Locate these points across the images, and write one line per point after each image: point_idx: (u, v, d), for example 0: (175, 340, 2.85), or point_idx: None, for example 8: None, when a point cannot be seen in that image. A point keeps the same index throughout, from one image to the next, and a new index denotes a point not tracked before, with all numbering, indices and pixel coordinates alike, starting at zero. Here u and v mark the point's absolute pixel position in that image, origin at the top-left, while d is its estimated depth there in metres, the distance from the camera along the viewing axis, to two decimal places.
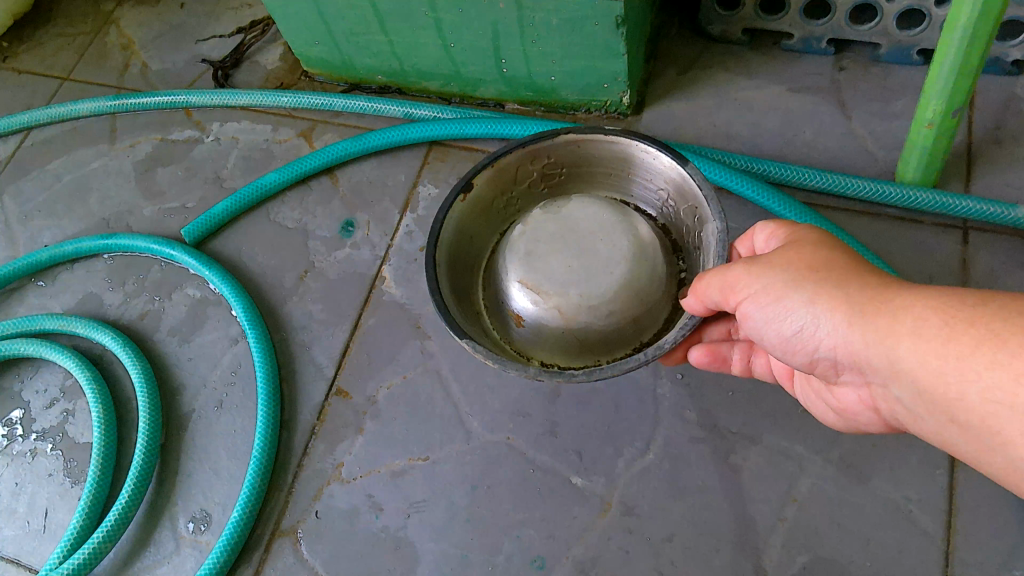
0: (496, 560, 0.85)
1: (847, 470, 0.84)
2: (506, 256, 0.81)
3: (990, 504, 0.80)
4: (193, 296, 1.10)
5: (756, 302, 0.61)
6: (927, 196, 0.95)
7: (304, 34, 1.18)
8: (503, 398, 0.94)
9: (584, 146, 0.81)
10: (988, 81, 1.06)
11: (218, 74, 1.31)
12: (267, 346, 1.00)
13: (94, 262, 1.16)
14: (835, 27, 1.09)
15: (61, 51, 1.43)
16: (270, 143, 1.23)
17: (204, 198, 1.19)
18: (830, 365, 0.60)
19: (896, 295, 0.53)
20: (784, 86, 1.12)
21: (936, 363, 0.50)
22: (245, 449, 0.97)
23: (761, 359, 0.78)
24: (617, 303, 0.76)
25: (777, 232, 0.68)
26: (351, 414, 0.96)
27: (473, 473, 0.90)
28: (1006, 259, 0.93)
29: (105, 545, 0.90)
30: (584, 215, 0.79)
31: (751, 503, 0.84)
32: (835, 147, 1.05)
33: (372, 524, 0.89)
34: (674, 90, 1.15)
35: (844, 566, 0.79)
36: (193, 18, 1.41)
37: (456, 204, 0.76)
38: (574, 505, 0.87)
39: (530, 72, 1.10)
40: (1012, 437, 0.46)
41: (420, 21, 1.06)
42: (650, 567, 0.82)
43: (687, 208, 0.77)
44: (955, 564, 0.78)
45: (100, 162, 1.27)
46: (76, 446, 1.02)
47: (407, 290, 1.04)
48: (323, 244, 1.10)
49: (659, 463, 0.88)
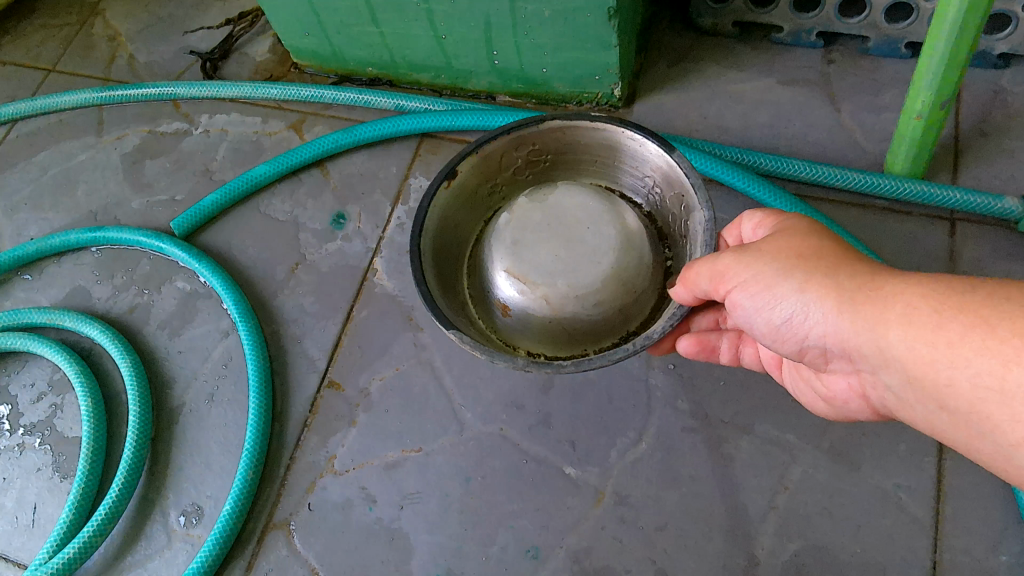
0: (490, 551, 0.85)
1: (838, 458, 0.85)
2: (492, 245, 0.81)
3: (978, 491, 0.81)
4: (183, 289, 1.09)
5: (747, 290, 0.61)
6: (914, 186, 0.96)
7: (294, 25, 1.17)
8: (497, 389, 0.94)
9: (569, 134, 0.81)
10: (975, 74, 1.07)
11: (206, 66, 1.30)
12: (258, 338, 1.00)
13: (82, 255, 1.15)
14: (824, 20, 1.10)
15: (46, 42, 1.41)
16: (259, 135, 1.22)
17: (193, 190, 1.18)
18: (820, 353, 0.61)
19: (885, 283, 0.54)
20: (775, 79, 1.12)
21: (926, 350, 0.50)
22: (237, 442, 0.96)
23: (749, 349, 0.78)
24: (604, 293, 0.77)
25: (764, 221, 0.69)
26: (343, 407, 0.96)
27: (468, 464, 0.90)
28: (994, 250, 0.94)
29: (95, 540, 0.89)
30: (571, 204, 0.79)
31: (744, 491, 0.84)
32: (825, 139, 1.06)
33: (366, 516, 0.89)
34: (665, 82, 1.15)
35: (835, 554, 0.80)
36: (180, 10, 1.40)
37: (441, 192, 0.76)
38: (568, 495, 0.87)
39: (522, 63, 1.10)
40: (1001, 422, 0.47)
41: (411, 12, 1.05)
42: (644, 557, 0.83)
43: (674, 196, 0.77)
44: (944, 550, 0.79)
45: (87, 154, 1.26)
46: (64, 440, 1.01)
47: (399, 282, 1.04)
48: (314, 237, 1.10)
49: (652, 452, 0.88)
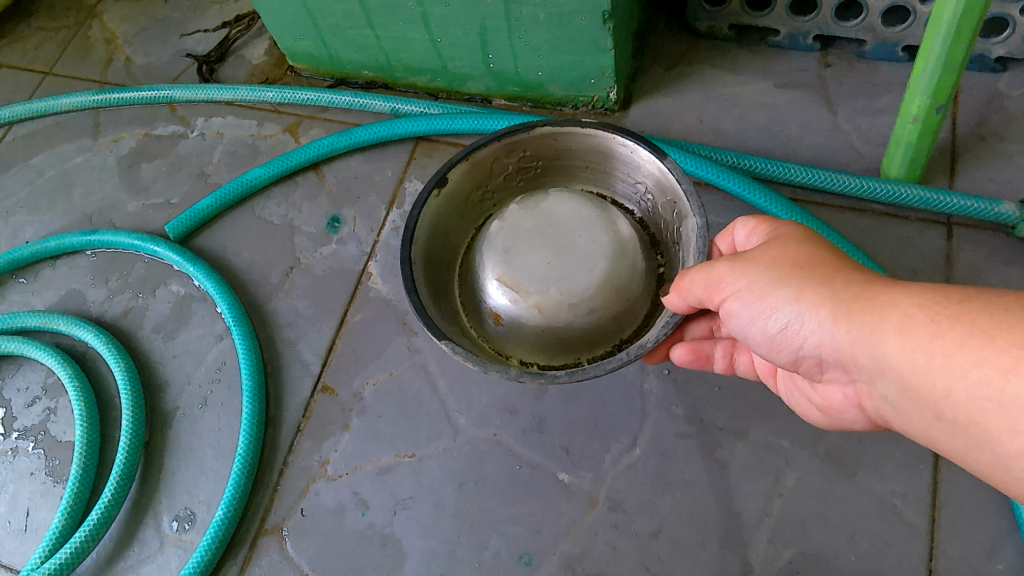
0: (483, 557, 0.85)
1: (833, 463, 0.84)
2: (483, 252, 0.80)
3: (974, 498, 0.81)
4: (177, 292, 1.09)
5: (741, 299, 0.61)
6: (911, 191, 0.96)
7: (290, 28, 1.16)
8: (491, 394, 0.94)
9: (561, 140, 0.81)
10: (972, 77, 1.07)
11: (203, 68, 1.30)
12: (253, 342, 1.00)
13: (77, 258, 1.15)
14: (822, 22, 1.09)
15: (44, 45, 1.41)
16: (255, 138, 1.22)
17: (189, 193, 1.18)
18: (815, 363, 0.60)
19: (881, 293, 0.53)
20: (771, 82, 1.12)
21: (923, 360, 0.50)
22: (231, 446, 0.96)
23: (744, 357, 0.78)
24: (597, 301, 0.76)
25: (758, 228, 0.69)
26: (337, 411, 0.95)
27: (461, 469, 0.90)
28: (990, 254, 0.93)
29: (87, 544, 0.89)
30: (563, 211, 0.79)
31: (738, 497, 0.84)
32: (821, 142, 1.05)
33: (359, 521, 0.89)
34: (662, 85, 1.15)
35: (830, 561, 0.80)
36: (177, 12, 1.40)
37: (432, 199, 0.76)
38: (562, 501, 0.86)
39: (517, 67, 1.10)
40: (998, 432, 0.46)
41: (407, 15, 1.05)
42: (638, 563, 0.82)
43: (666, 202, 0.77)
44: (939, 557, 0.78)
45: (83, 157, 1.26)
46: (58, 444, 1.01)
47: (394, 285, 1.03)
48: (309, 240, 1.10)
49: (646, 457, 0.88)
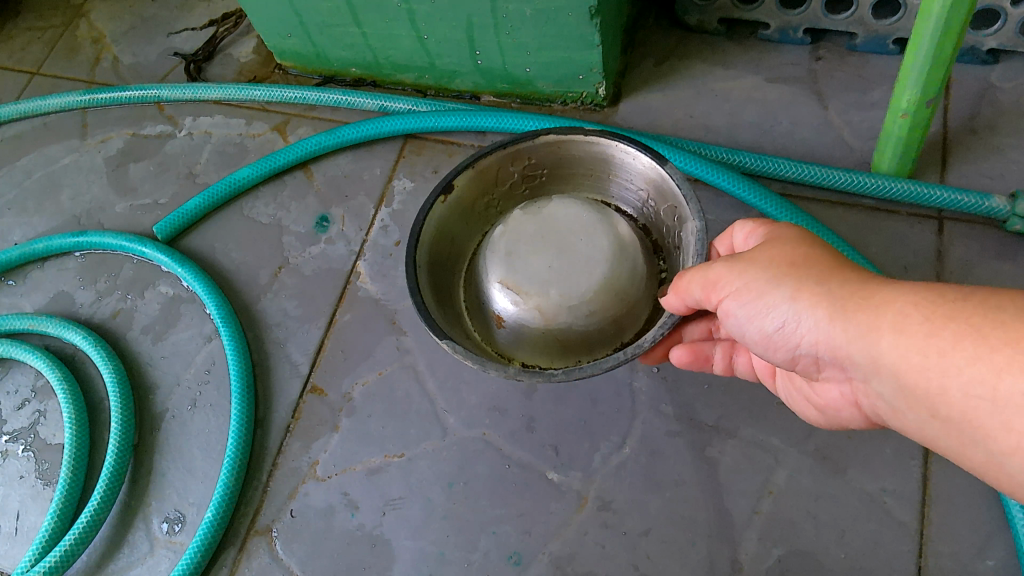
0: (473, 557, 0.85)
1: (823, 462, 0.84)
2: (487, 257, 0.80)
3: (964, 494, 0.80)
4: (166, 293, 1.09)
5: (739, 299, 0.60)
6: (902, 185, 0.95)
7: (277, 27, 1.16)
8: (480, 393, 0.93)
9: (563, 148, 0.80)
10: (964, 70, 1.06)
11: (190, 67, 1.29)
12: (241, 344, 0.99)
13: (65, 260, 1.14)
14: (811, 16, 1.08)
15: (31, 44, 1.40)
16: (243, 137, 1.21)
17: (177, 194, 1.17)
18: (812, 361, 0.60)
19: (876, 292, 0.53)
20: (761, 76, 1.11)
21: (917, 358, 0.49)
22: (220, 448, 0.96)
23: (743, 358, 0.77)
24: (598, 303, 0.76)
25: (755, 230, 0.68)
26: (327, 412, 0.95)
27: (450, 470, 0.89)
28: (981, 249, 0.93)
29: (77, 547, 0.89)
30: (566, 215, 0.78)
31: (728, 496, 0.84)
32: (812, 138, 1.04)
33: (349, 522, 0.88)
34: (651, 81, 1.14)
35: (820, 559, 0.79)
36: (165, 11, 1.39)
37: (437, 205, 0.75)
38: (551, 500, 0.86)
39: (505, 63, 1.09)
40: (992, 430, 0.46)
41: (393, 13, 1.04)
42: (627, 563, 0.82)
43: (667, 207, 0.76)
44: (929, 554, 0.78)
45: (71, 158, 1.25)
46: (48, 447, 1.00)
47: (383, 285, 1.03)
48: (298, 240, 1.09)
49: (636, 457, 0.87)
